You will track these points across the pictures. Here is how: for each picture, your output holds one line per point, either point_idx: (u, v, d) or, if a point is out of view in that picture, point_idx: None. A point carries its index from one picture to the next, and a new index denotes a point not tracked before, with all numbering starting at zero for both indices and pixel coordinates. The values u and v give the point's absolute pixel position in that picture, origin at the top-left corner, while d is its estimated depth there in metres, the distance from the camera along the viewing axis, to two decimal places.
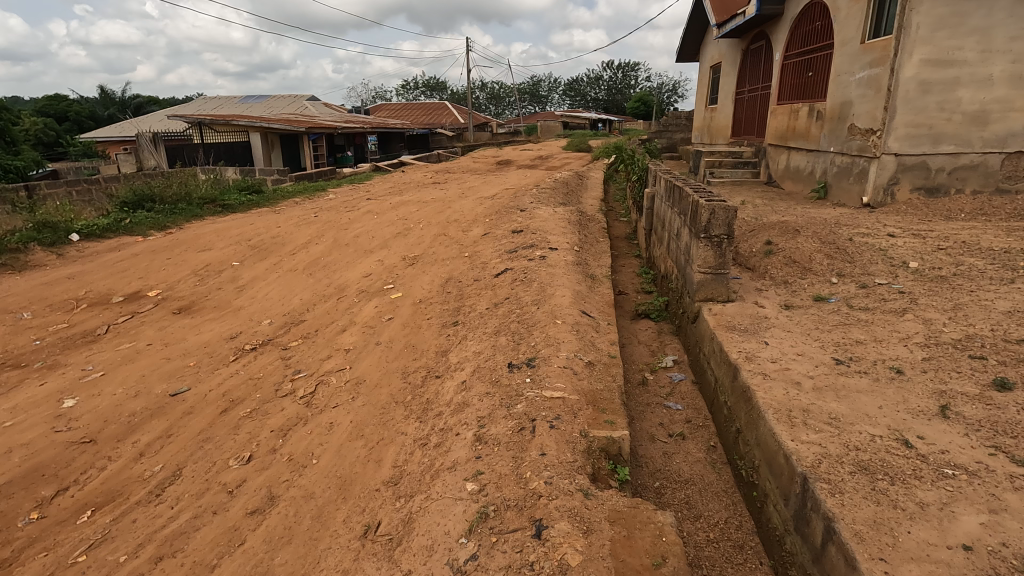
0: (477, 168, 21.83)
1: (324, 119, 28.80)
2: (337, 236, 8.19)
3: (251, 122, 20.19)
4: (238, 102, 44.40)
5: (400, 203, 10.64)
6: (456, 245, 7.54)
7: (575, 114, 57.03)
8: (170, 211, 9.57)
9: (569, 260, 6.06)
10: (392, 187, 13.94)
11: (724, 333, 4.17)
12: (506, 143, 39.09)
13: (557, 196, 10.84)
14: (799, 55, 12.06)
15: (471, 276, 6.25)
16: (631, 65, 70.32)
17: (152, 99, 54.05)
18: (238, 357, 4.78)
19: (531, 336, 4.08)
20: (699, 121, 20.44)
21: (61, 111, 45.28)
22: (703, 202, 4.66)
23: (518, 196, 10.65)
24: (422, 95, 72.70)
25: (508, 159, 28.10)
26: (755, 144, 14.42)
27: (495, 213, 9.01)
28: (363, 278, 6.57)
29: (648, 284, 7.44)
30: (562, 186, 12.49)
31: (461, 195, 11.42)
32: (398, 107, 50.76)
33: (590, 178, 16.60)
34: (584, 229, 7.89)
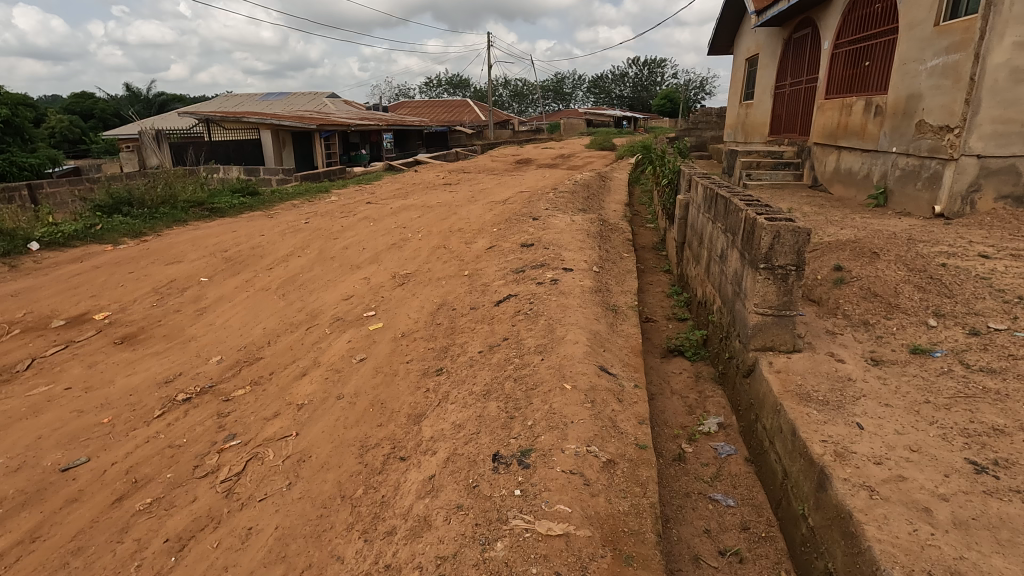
0: (495, 167, 20.79)
1: (340, 117, 28.13)
2: (324, 247, 7.23)
3: (261, 120, 19.42)
4: (259, 99, 44.24)
5: (403, 207, 9.65)
6: (456, 260, 6.49)
7: (599, 112, 55.61)
8: (150, 215, 8.76)
9: (585, 286, 4.95)
10: (400, 189, 13.00)
11: (795, 405, 3.03)
12: (527, 141, 38.08)
13: (576, 202, 9.72)
14: (853, 43, 10.69)
15: (467, 302, 5.19)
16: (657, 62, 68.64)
17: (177, 97, 54.39)
18: (165, 412, 3.81)
19: (529, 407, 3.00)
20: (733, 118, 19.01)
21: (87, 108, 45.70)
22: (764, 222, 3.50)
23: (532, 201, 9.56)
24: (444, 92, 72.05)
25: (528, 158, 26.99)
26: (798, 143, 13.05)
27: (504, 221, 7.95)
28: (342, 301, 5.58)
29: (680, 310, 6.28)
30: (582, 189, 11.36)
31: (471, 199, 10.38)
32: (419, 104, 50.07)
33: (613, 180, 15.41)
34: (605, 243, 6.77)
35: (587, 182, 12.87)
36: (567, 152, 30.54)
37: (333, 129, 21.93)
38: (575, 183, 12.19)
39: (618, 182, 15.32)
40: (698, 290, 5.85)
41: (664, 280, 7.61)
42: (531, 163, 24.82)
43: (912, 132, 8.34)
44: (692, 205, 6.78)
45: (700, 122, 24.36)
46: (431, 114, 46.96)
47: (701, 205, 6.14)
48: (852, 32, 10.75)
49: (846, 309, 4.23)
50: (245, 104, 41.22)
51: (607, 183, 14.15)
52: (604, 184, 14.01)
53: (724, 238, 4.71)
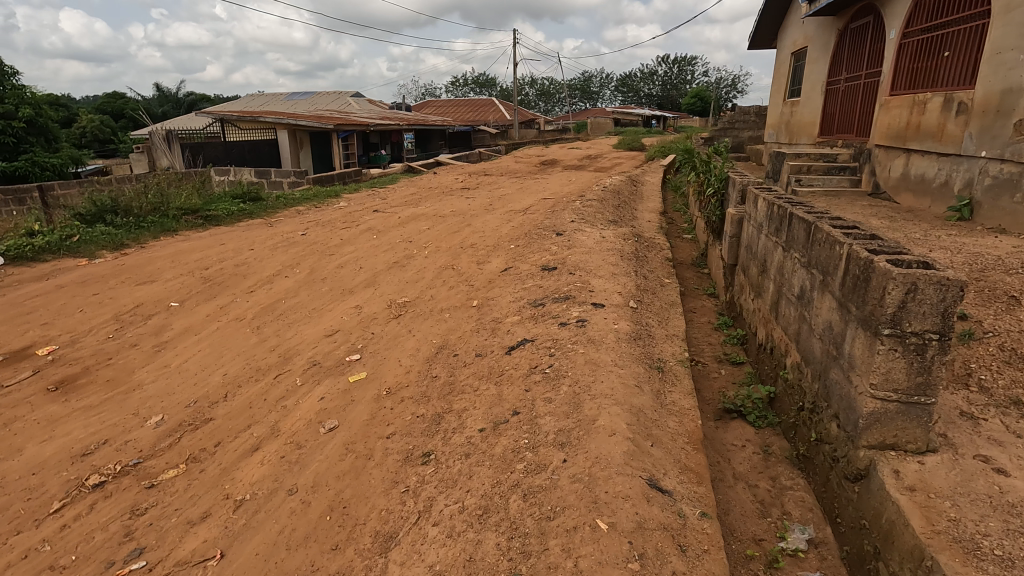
0: (518, 170, 19.79)
1: (361, 116, 27.52)
2: (316, 265, 6.33)
3: (277, 119, 18.98)
4: (285, 99, 44.22)
5: (413, 216, 8.73)
6: (464, 286, 5.50)
7: (627, 111, 54.16)
8: (136, 225, 8.03)
9: (620, 330, 3.91)
10: (414, 194, 12.11)
11: (958, 566, 1.96)
12: (553, 141, 37.04)
13: (606, 212, 8.63)
14: (926, 31, 9.37)
15: (471, 346, 4.20)
16: (688, 60, 66.76)
17: (205, 97, 54.91)
18: (67, 505, 2.90)
19: (542, 556, 2.00)
20: (775, 117, 17.60)
21: (118, 109, 46.30)
22: (891, 269, 2.40)
23: (556, 211, 8.53)
24: (470, 92, 71.42)
25: (553, 159, 25.92)
26: (855, 145, 11.71)
27: (524, 236, 6.94)
28: (324, 338, 4.64)
29: (733, 351, 5.18)
30: (612, 196, 10.25)
31: (489, 207, 9.40)
32: (444, 103, 49.42)
33: (646, 185, 14.23)
34: (642, 266, 5.70)
35: (618, 187, 11.73)
36: (594, 153, 29.35)
37: (352, 129, 21.24)
38: (605, 189, 11.08)
39: (650, 187, 14.13)
40: (758, 330, 4.74)
41: (710, 308, 6.50)
42: (556, 165, 23.74)
43: (1008, 134, 7.09)
44: (747, 221, 5.66)
45: (737, 122, 22.91)
46: (456, 113, 46.24)
47: (760, 224, 5.02)
48: (925, 19, 9.41)
49: (979, 378, 3.11)
50: (270, 104, 41.12)
51: (639, 189, 13.01)
52: (636, 189, 12.86)
53: (804, 274, 3.61)
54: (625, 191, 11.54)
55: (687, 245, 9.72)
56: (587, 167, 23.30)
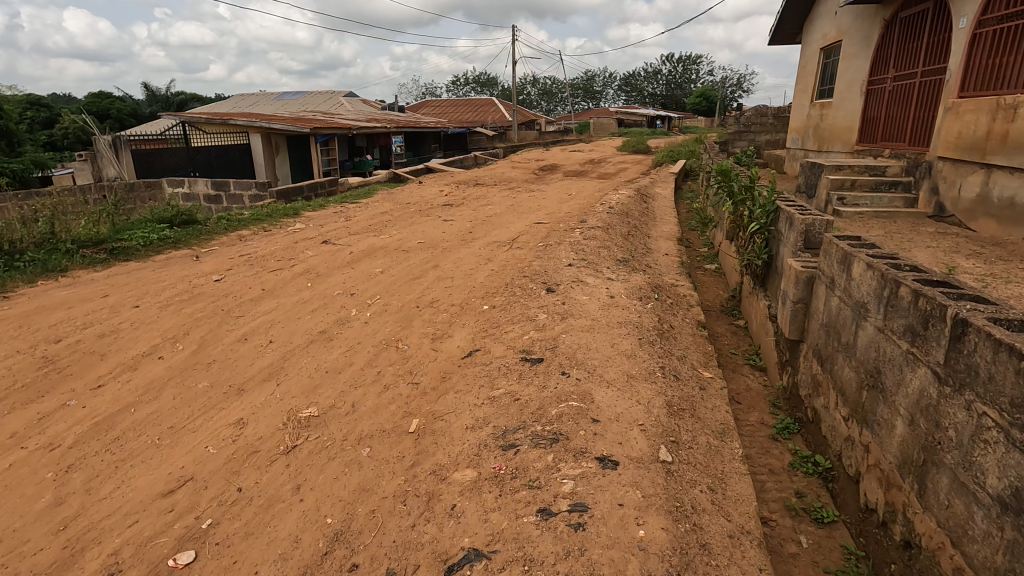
0: (514, 178, 18.06)
1: (349, 118, 25.71)
2: (210, 338, 4.53)
3: (249, 123, 17.43)
4: (276, 100, 42.53)
5: (371, 249, 6.98)
6: (403, 384, 3.70)
7: (631, 111, 52.40)
8: (8, 265, 6.28)
9: (648, 548, 2.11)
10: (387, 213, 10.36)
11: None
12: (554, 143, 35.33)
13: (614, 245, 6.83)
14: (1007, 18, 7.54)
15: (385, 544, 2.40)
16: (693, 59, 64.95)
17: (196, 97, 53.23)
18: None
19: None
20: (800, 120, 15.77)
21: (103, 109, 44.57)
22: None
23: (549, 245, 6.73)
24: (471, 91, 69.81)
25: (554, 164, 24.14)
26: (907, 157, 9.89)
27: (503, 289, 5.15)
28: (159, 500, 2.85)
29: (813, 494, 3.37)
30: (620, 219, 8.46)
31: (468, 236, 7.62)
32: (442, 104, 47.66)
33: (657, 200, 12.46)
34: (669, 349, 3.89)
35: (627, 205, 9.95)
36: (597, 157, 27.58)
37: (333, 133, 19.47)
38: (612, 208, 9.28)
39: (662, 201, 12.35)
40: (866, 483, 2.94)
41: (758, 393, 4.70)
42: (556, 171, 21.99)
43: None
44: (824, 285, 3.83)
45: (754, 123, 21.05)
46: (454, 113, 44.57)
47: (859, 302, 3.20)
48: (1007, 3, 7.56)
49: None
50: (260, 104, 39.50)
51: (650, 205, 11.22)
52: (648, 205, 11.08)
53: None
54: (635, 209, 9.76)
55: (712, 284, 7.95)
56: (589, 174, 21.53)
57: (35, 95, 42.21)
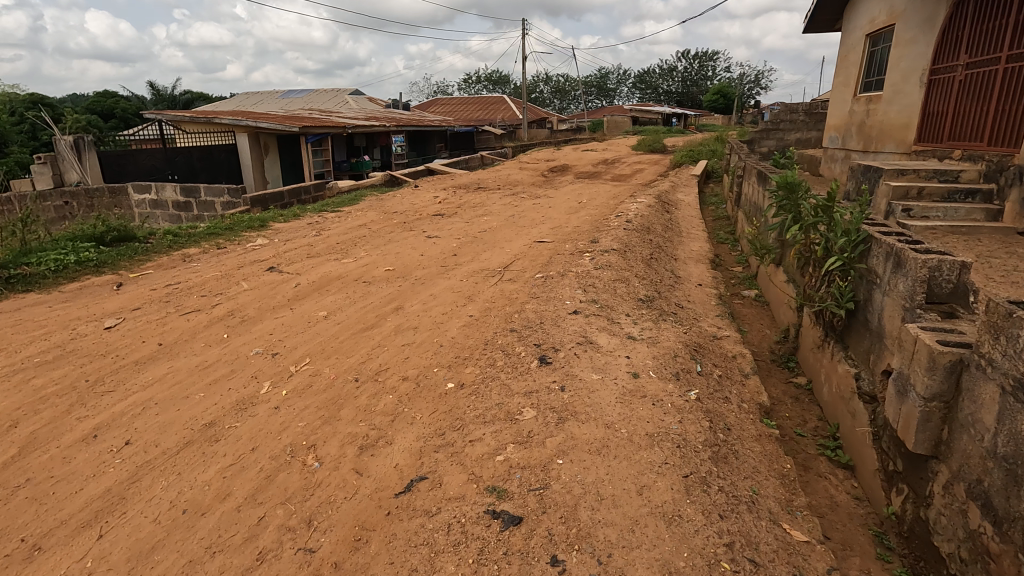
0: (520, 181, 16.59)
1: (347, 116, 24.37)
2: (41, 435, 3.08)
3: (234, 121, 16.30)
4: (281, 98, 41.66)
5: (326, 278, 5.55)
6: (289, 553, 2.22)
7: (647, 109, 50.65)
8: None
9: None
10: (366, 226, 8.95)
11: None
12: (565, 142, 33.86)
13: (634, 275, 5.32)
14: None
15: None
16: (709, 55, 63.10)
17: (203, 96, 52.50)
18: None
19: None
20: (840, 117, 14.07)
21: (108, 108, 43.86)
22: None
23: (550, 275, 5.23)
24: (482, 89, 68.38)
25: (564, 165, 22.62)
26: (987, 159, 8.23)
27: (480, 352, 3.67)
28: None
29: None
30: (640, 236, 6.92)
31: (450, 260, 6.14)
32: (451, 102, 46.29)
33: (680, 206, 10.88)
34: (731, 487, 2.38)
35: (647, 215, 8.41)
36: (611, 157, 26.00)
37: (324, 131, 18.11)
38: (629, 221, 7.75)
39: (686, 208, 10.77)
40: None
41: (853, 519, 3.17)
42: (566, 173, 20.48)
43: None
44: (999, 387, 2.27)
45: (783, 121, 19.33)
46: (462, 112, 43.20)
47: None
48: None
49: None
50: (264, 103, 38.34)
51: (673, 213, 9.66)
52: (670, 214, 9.52)
53: None
54: (655, 220, 8.22)
55: (754, 320, 6.40)
56: (603, 176, 19.99)
57: (38, 94, 41.52)
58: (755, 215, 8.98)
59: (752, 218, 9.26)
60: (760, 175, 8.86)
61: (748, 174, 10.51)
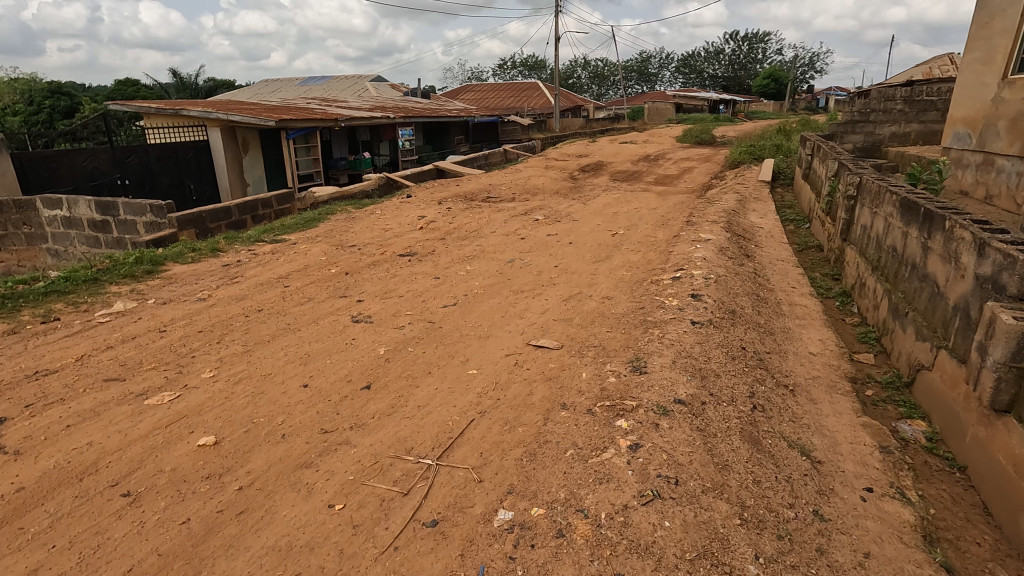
0: (541, 186, 13.47)
1: (353, 106, 21.62)
2: None
3: (203, 113, 14.12)
4: (300, 85, 39.51)
5: (56, 476, 2.59)
6: None
7: (691, 95, 46.32)
8: None
9: None
10: (291, 275, 6.08)
11: None
12: (601, 133, 30.49)
13: (739, 519, 2.19)
14: None
15: None
16: (760, 37, 58.22)
17: (227, 84, 51.05)
18: None
19: None
20: (975, 107, 10.43)
21: (130, 97, 42.72)
22: None
23: (532, 521, 2.15)
24: (515, 75, 64.90)
25: (598, 163, 19.34)
26: None
27: None
28: None
29: None
30: (723, 341, 3.73)
31: (349, 404, 3.16)
32: (479, 89, 43.20)
33: (759, 237, 7.56)
34: None
35: (722, 272, 5.16)
36: (653, 151, 22.47)
37: (312, 124, 15.33)
38: (695, 292, 4.55)
39: (768, 241, 7.46)
40: None
41: None
42: (600, 174, 17.21)
43: None
44: None
45: (874, 110, 15.48)
46: (491, 99, 39.98)
47: None
48: None
49: None
50: (279, 90, 35.98)
51: (756, 259, 6.39)
52: (753, 262, 6.25)
53: None
54: (737, 284, 4.99)
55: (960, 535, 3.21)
56: (643, 178, 16.62)
57: (56, 82, 40.22)
58: (894, 269, 5.68)
59: (885, 272, 5.95)
60: (907, 206, 5.51)
61: (865, 194, 7.12)
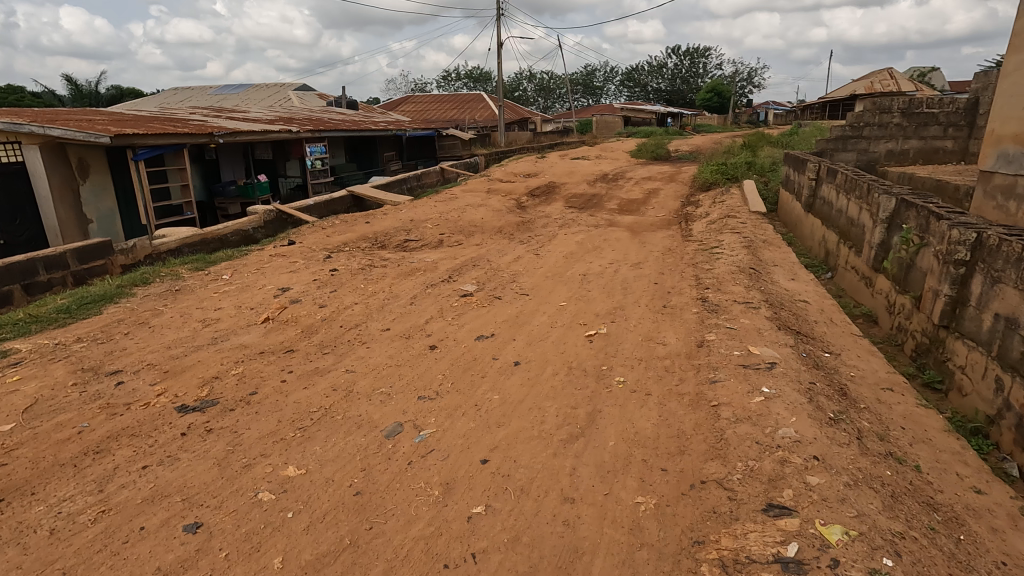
0: (479, 222, 10.32)
1: (255, 117, 17.87)
2: None
3: (9, 124, 10.11)
4: (213, 94, 35.11)
5: None
6: None
7: (640, 107, 44.91)
8: None
9: None
10: None
11: None
12: (550, 147, 27.99)
13: None
14: None
15: None
16: (702, 52, 58.04)
17: (133, 93, 45.47)
18: None
19: None
20: None
21: (9, 105, 36.73)
22: None
23: None
24: (458, 86, 61.94)
25: (550, 184, 16.50)
26: None
27: None
28: None
29: None
30: None
31: None
32: (418, 99, 39.95)
33: (826, 331, 4.63)
34: None
35: (890, 525, 2.11)
36: (610, 169, 19.78)
37: (175, 140, 11.64)
38: None
39: (843, 342, 4.53)
40: None
41: None
42: (553, 200, 14.23)
43: None
44: None
45: (867, 124, 13.28)
46: (430, 111, 36.67)
47: None
48: None
49: None
50: (185, 99, 31.34)
51: (864, 404, 3.41)
52: (867, 416, 3.25)
53: None
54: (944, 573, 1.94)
55: None
56: (605, 204, 13.76)
57: None
58: None
59: None
60: None
61: (998, 262, 4.30)
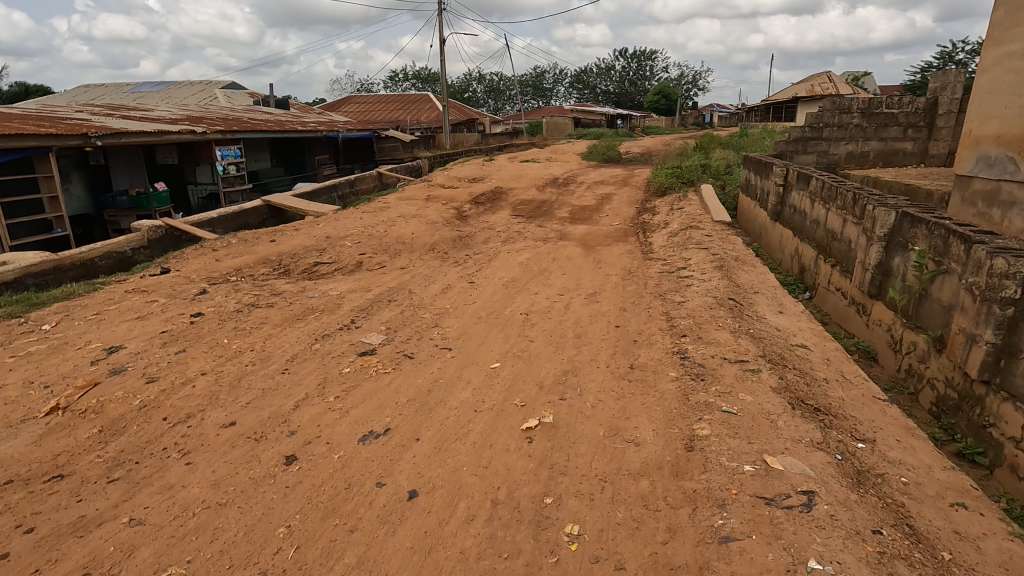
0: (409, 238, 8.83)
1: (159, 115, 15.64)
2: None
3: None
4: (128, 91, 31.92)
5: None
6: None
7: (590, 108, 44.31)
8: None
9: None
10: None
11: None
12: (498, 149, 26.71)
13: None
14: None
15: None
16: (648, 54, 58.37)
17: (40, 90, 41.19)
18: None
19: None
20: None
21: None
22: None
23: None
24: (405, 87, 59.84)
25: (497, 189, 15.16)
26: None
27: None
28: None
29: None
30: None
31: None
32: (359, 99, 37.82)
33: (847, 400, 3.44)
34: None
35: None
36: (560, 173, 18.64)
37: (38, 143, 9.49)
38: None
39: (871, 415, 3.34)
40: None
41: None
42: (498, 208, 12.86)
43: None
44: None
45: (827, 125, 12.56)
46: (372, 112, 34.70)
47: None
48: None
49: None
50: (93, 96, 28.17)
51: (952, 556, 2.18)
52: None
53: None
54: None
55: None
56: (556, 212, 12.51)
57: None
58: None
59: None
60: None
61: None
